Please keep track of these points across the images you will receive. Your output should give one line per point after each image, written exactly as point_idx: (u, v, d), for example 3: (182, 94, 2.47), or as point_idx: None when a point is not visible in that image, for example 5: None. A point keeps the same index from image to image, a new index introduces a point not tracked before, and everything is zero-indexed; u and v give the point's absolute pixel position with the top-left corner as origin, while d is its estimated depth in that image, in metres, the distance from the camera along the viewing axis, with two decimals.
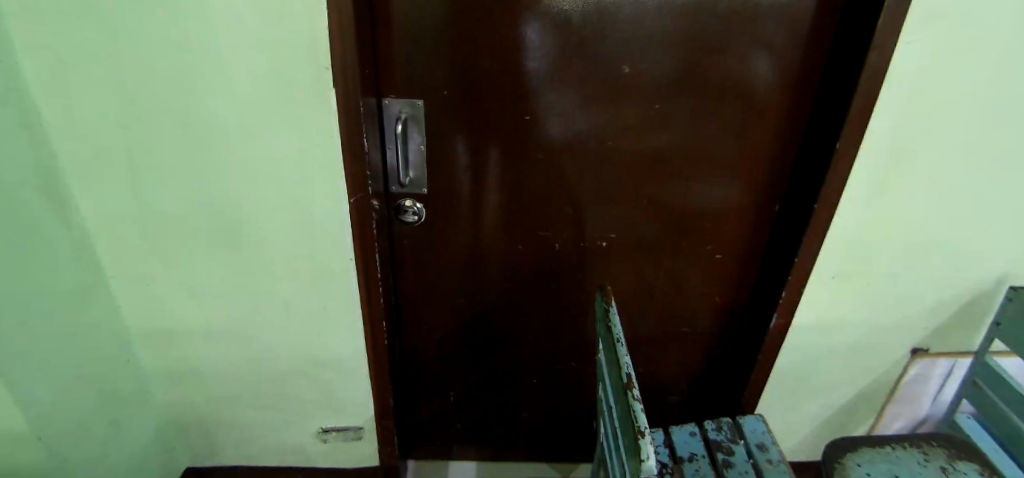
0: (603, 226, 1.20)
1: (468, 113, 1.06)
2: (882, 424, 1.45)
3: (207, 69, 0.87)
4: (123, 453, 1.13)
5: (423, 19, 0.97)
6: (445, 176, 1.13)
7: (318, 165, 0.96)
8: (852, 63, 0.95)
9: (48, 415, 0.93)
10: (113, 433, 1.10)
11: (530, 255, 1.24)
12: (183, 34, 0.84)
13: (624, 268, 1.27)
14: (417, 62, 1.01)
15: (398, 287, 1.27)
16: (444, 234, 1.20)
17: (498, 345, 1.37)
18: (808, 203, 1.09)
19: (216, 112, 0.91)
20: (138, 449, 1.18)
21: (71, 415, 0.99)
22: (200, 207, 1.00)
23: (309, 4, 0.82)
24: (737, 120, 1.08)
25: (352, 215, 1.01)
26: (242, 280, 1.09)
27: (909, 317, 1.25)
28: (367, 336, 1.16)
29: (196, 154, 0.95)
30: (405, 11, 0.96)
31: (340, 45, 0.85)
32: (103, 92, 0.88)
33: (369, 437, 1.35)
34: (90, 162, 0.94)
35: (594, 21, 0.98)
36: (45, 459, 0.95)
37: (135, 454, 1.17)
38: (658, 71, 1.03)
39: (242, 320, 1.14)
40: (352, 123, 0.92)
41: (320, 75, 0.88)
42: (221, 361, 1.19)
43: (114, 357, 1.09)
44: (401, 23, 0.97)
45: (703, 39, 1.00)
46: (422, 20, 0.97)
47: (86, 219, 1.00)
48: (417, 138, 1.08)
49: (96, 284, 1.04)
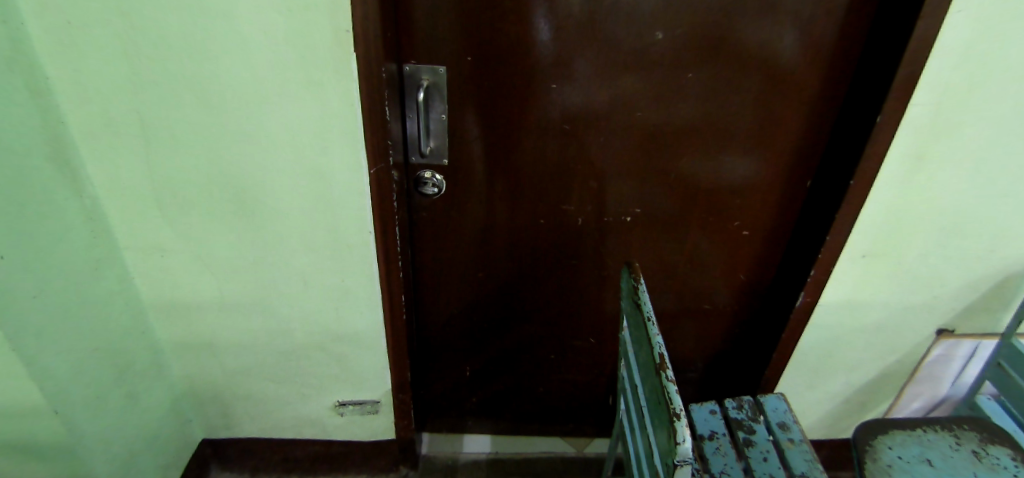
0: (629, 200, 1.17)
1: (491, 80, 1.01)
2: (900, 404, 1.44)
3: (220, 32, 0.82)
4: (140, 425, 1.13)
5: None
6: (466, 147, 1.08)
7: (336, 134, 0.92)
8: (898, 33, 0.90)
9: (64, 389, 0.93)
10: (130, 406, 1.10)
11: (552, 231, 1.20)
12: None
13: (648, 244, 1.24)
14: (439, 26, 0.95)
15: (416, 262, 1.24)
16: (463, 208, 1.16)
17: (516, 320, 1.34)
18: (844, 180, 1.04)
19: (232, 79, 0.87)
20: (156, 422, 1.18)
21: (88, 389, 0.98)
22: (215, 177, 0.97)
23: None
24: (772, 94, 1.04)
25: (371, 187, 0.98)
26: (257, 254, 1.06)
27: (937, 297, 1.22)
28: (386, 310, 1.14)
29: (208, 123, 0.91)
30: None
31: (361, 6, 0.80)
32: (112, 57, 0.84)
33: (385, 412, 1.34)
34: (100, 130, 0.90)
35: None
36: (63, 432, 0.95)
37: (152, 426, 1.17)
38: (691, 41, 0.98)
39: (257, 294, 1.12)
40: (373, 90, 0.88)
41: (340, 39, 0.83)
42: (235, 335, 1.18)
43: (129, 331, 1.08)
44: None
45: (738, 8, 0.95)
46: None
47: (98, 190, 0.97)
48: (438, 106, 1.03)
49: (110, 257, 1.01)
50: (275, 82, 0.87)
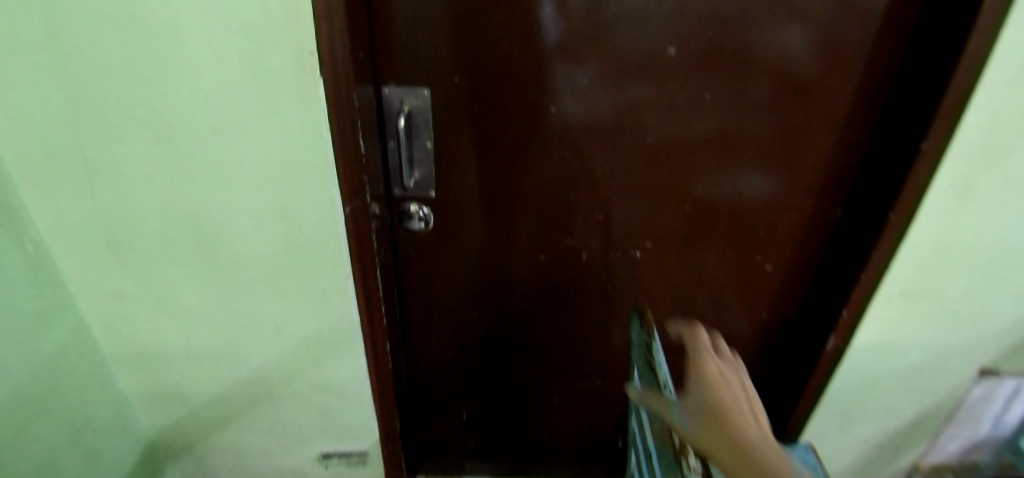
0: (639, 231, 1.05)
1: (481, 103, 0.90)
2: (941, 448, 1.30)
3: (166, 58, 0.72)
4: None
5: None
6: (455, 177, 0.97)
7: (305, 168, 0.81)
8: (949, 45, 0.77)
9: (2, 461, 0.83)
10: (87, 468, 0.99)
11: (554, 266, 1.08)
12: (134, 15, 0.68)
13: (660, 278, 1.12)
14: (421, 45, 0.84)
15: (404, 300, 1.12)
16: (454, 243, 1.04)
17: (515, 361, 1.23)
18: (884, 211, 0.92)
19: (183, 109, 0.76)
20: None
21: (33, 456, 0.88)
22: (171, 217, 0.86)
23: None
24: (800, 114, 0.91)
25: (347, 226, 0.87)
26: (224, 299, 0.96)
27: (986, 337, 1.08)
28: (370, 357, 1.03)
29: (160, 157, 0.80)
30: None
31: (326, 26, 0.69)
32: (45, 87, 0.73)
33: (373, 462, 1.23)
34: (39, 168, 0.80)
35: None
36: None
37: None
38: (708, 56, 0.86)
39: (227, 341, 1.01)
40: (343, 120, 0.77)
41: (304, 62, 0.72)
42: (205, 385, 1.07)
43: (84, 386, 0.97)
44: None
45: (760, 20, 0.83)
46: None
47: (42, 233, 0.86)
48: (423, 133, 0.91)
49: (59, 305, 0.91)
50: (232, 112, 0.76)
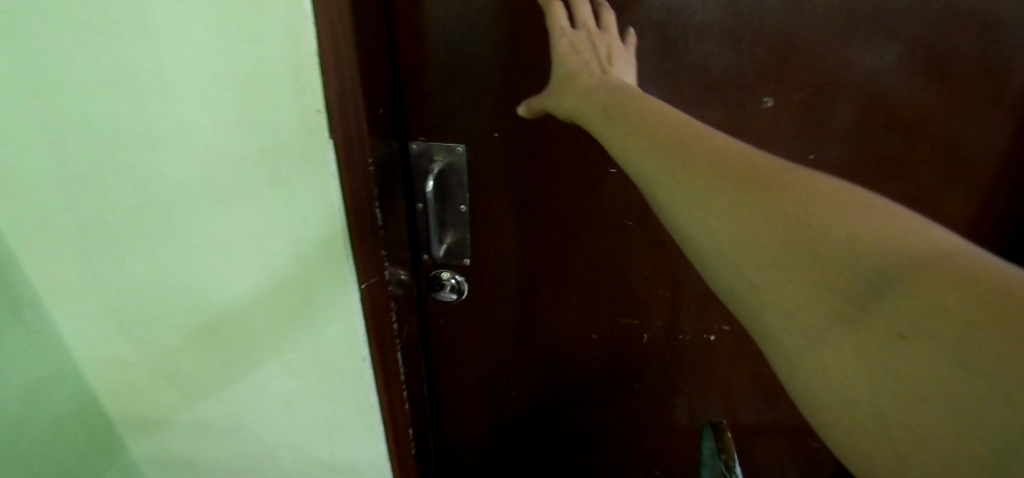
0: (716, 315, 0.85)
1: (525, 161, 0.75)
2: None
3: (155, 116, 0.61)
4: None
5: (461, 31, 0.66)
6: (493, 243, 0.82)
7: (314, 242, 0.69)
8: None
9: None
10: None
11: (608, 346, 0.91)
12: (117, 69, 0.57)
13: (740, 370, 0.91)
14: (455, 92, 0.70)
15: (432, 374, 0.98)
16: (491, 316, 0.90)
17: (558, 445, 1.06)
18: None
19: (177, 173, 0.65)
20: None
21: None
22: (171, 285, 0.76)
23: (288, 19, 0.53)
24: (931, 177, 0.70)
25: (363, 305, 0.74)
26: (231, 372, 0.85)
27: None
28: (390, 444, 0.90)
29: (155, 224, 0.70)
30: (441, 24, 0.65)
31: (336, 80, 0.57)
32: (30, 145, 0.64)
33: None
34: (33, 229, 0.72)
35: (726, 36, 0.64)
36: None
37: None
38: (813, 110, 0.67)
39: (234, 415, 0.90)
40: (357, 188, 0.64)
41: (309, 123, 0.59)
42: (213, 456, 0.97)
43: (85, 454, 0.90)
44: (436, 40, 0.67)
45: (872, 50, 0.63)
46: (465, 36, 0.66)
47: (40, 296, 0.78)
48: (457, 193, 0.77)
49: (59, 371, 0.83)
50: (230, 178, 0.64)
